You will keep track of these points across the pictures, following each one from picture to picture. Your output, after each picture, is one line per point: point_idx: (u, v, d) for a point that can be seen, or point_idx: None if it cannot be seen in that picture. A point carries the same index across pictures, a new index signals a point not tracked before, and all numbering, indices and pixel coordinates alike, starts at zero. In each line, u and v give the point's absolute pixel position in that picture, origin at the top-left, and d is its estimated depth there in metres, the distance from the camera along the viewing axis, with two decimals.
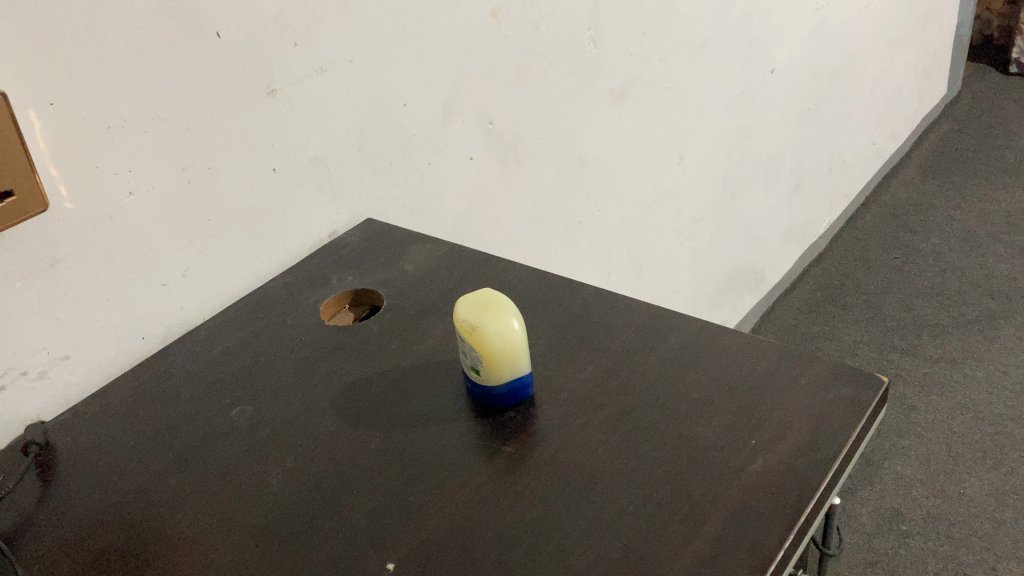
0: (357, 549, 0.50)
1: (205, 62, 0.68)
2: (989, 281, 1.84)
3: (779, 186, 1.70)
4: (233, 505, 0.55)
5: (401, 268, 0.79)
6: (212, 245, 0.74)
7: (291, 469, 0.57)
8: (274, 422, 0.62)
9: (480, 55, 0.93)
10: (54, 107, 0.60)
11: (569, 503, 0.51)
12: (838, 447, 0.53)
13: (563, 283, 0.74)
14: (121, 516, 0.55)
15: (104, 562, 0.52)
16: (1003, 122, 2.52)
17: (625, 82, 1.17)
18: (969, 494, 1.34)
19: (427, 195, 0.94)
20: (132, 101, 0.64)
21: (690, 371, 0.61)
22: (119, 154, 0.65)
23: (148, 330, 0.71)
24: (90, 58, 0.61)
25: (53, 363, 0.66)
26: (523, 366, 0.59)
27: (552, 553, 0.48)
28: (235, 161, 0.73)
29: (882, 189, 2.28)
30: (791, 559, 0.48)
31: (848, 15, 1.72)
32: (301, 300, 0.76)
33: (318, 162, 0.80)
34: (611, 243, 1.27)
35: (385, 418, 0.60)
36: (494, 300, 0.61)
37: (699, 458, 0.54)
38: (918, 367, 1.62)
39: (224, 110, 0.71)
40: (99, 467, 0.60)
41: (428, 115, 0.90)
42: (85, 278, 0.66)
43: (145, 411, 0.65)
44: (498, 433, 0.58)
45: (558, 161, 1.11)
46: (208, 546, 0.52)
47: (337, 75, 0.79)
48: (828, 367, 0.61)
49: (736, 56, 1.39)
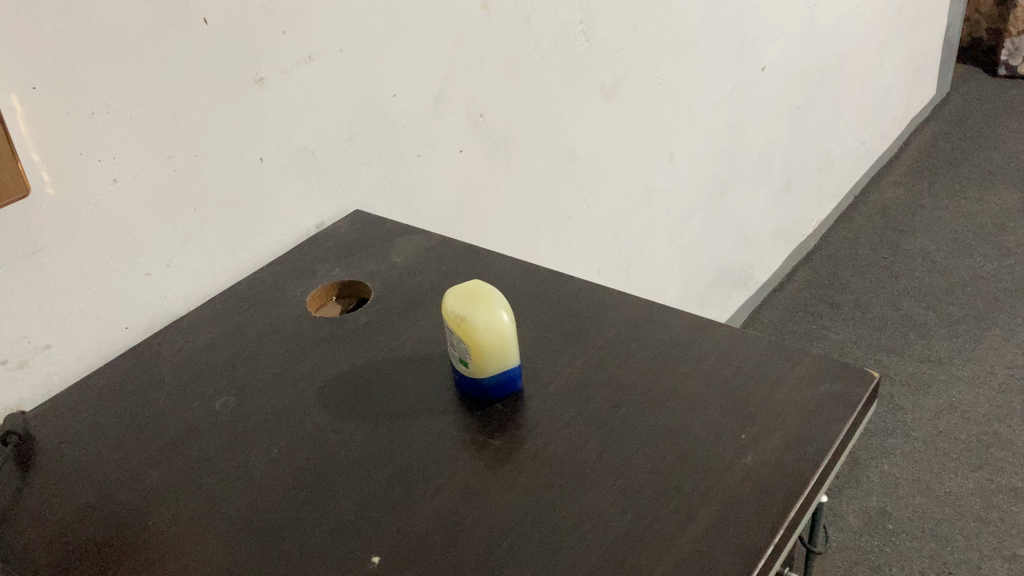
0: (342, 542, 0.49)
1: (194, 50, 0.67)
2: (976, 281, 1.85)
3: (769, 185, 1.71)
4: (217, 497, 0.54)
5: (390, 260, 0.78)
6: (197, 235, 0.73)
7: (275, 462, 0.56)
8: (259, 413, 0.61)
9: (471, 47, 0.92)
10: (37, 92, 0.59)
11: (557, 497, 0.51)
12: (828, 443, 0.53)
13: (552, 276, 0.74)
14: (102, 508, 0.54)
15: (84, 554, 0.51)
16: (991, 124, 2.53)
17: (616, 77, 1.17)
18: (955, 493, 1.34)
19: (416, 186, 0.93)
20: (118, 87, 0.63)
21: (680, 365, 0.61)
22: (105, 141, 0.64)
23: (131, 320, 0.70)
24: (75, 42, 0.60)
25: (33, 353, 0.65)
26: (512, 358, 0.59)
27: (540, 548, 0.47)
28: (221, 150, 0.72)
29: (871, 189, 2.29)
30: (780, 555, 0.48)
31: (840, 14, 1.73)
32: (287, 291, 0.75)
33: (306, 152, 0.79)
34: (600, 239, 1.27)
35: (371, 410, 0.60)
36: (483, 291, 0.60)
37: (689, 452, 0.53)
38: (905, 366, 1.63)
39: (213, 98, 0.70)
40: (79, 458, 0.59)
41: (418, 106, 0.89)
42: (68, 267, 0.65)
43: (129, 401, 0.64)
44: (485, 425, 0.57)
45: (548, 155, 1.10)
46: (190, 539, 0.51)
47: (326, 64, 0.78)
48: (817, 363, 0.60)
49: (727, 53, 1.38)
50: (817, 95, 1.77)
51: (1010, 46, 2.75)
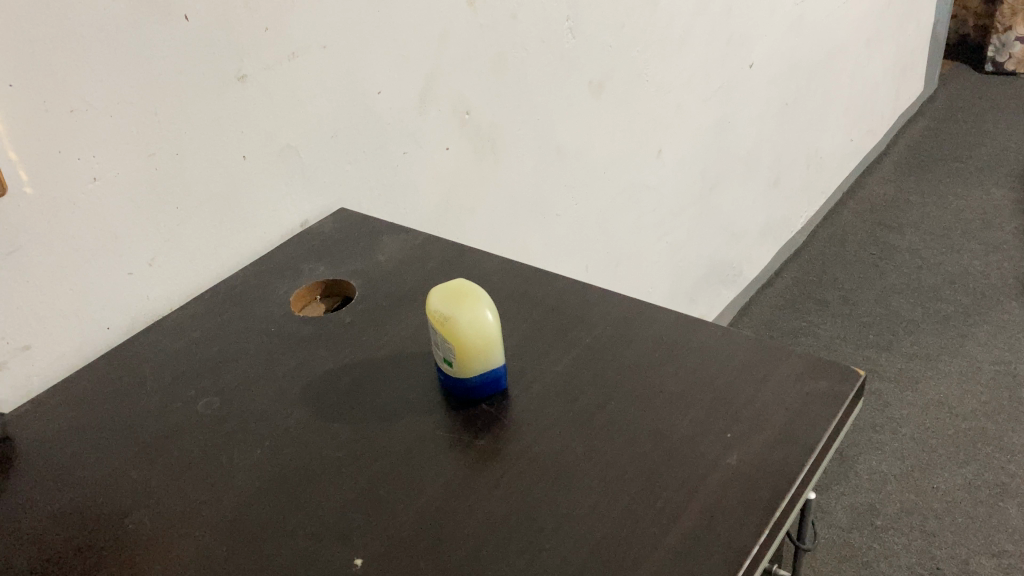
0: (324, 543, 0.49)
1: (174, 46, 0.66)
2: (964, 277, 1.86)
3: (757, 181, 1.71)
4: (200, 498, 0.53)
5: (374, 258, 0.78)
6: (179, 234, 0.72)
7: (259, 462, 0.55)
8: (242, 414, 0.60)
9: (456, 44, 0.92)
10: (13, 89, 0.58)
11: (541, 496, 0.50)
12: (815, 440, 0.53)
13: (538, 274, 0.73)
14: (81, 511, 0.54)
15: (62, 557, 0.50)
16: (979, 120, 2.54)
17: (604, 74, 1.16)
18: (943, 488, 1.34)
19: (402, 184, 0.92)
20: (98, 84, 0.63)
21: (666, 363, 0.61)
22: (83, 139, 0.63)
23: (113, 320, 0.70)
24: (52, 39, 0.59)
25: (13, 353, 0.64)
26: (497, 357, 0.58)
27: (524, 549, 0.47)
28: (204, 147, 0.71)
29: (859, 185, 2.29)
30: (766, 553, 0.47)
31: (827, 11, 1.73)
32: (272, 290, 0.74)
33: (289, 149, 0.79)
34: (588, 237, 1.27)
35: (355, 410, 0.59)
36: (467, 289, 0.60)
37: (674, 451, 0.53)
38: (893, 362, 1.63)
39: (195, 96, 0.69)
40: (59, 460, 0.58)
41: (403, 103, 0.88)
42: (47, 266, 0.64)
43: (109, 402, 0.63)
44: (470, 425, 0.56)
45: (536, 153, 1.10)
46: (173, 542, 0.50)
47: (309, 61, 0.77)
48: (804, 361, 0.60)
49: (715, 49, 1.38)
50: (805, 92, 1.77)
51: (998, 43, 2.77)
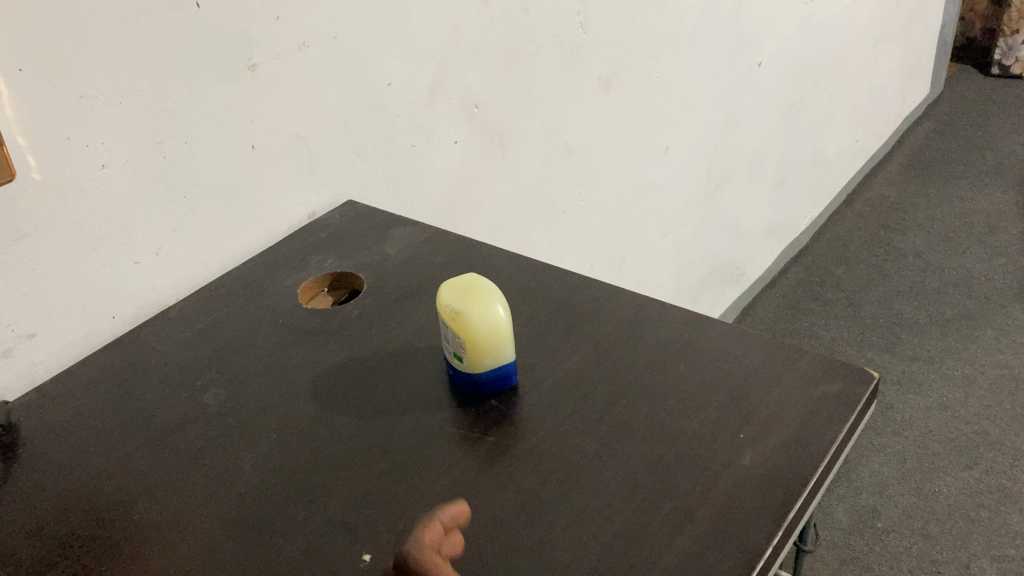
0: (331, 539, 0.48)
1: (184, 33, 0.66)
2: (968, 280, 1.85)
3: (763, 180, 1.70)
4: (206, 491, 0.53)
5: (382, 252, 0.77)
6: (187, 223, 0.72)
7: (266, 455, 0.55)
8: (248, 406, 0.60)
9: (467, 37, 0.91)
10: (23, 74, 0.58)
11: (552, 495, 0.50)
12: (828, 443, 0.52)
13: (547, 270, 0.73)
14: (86, 503, 0.53)
15: (66, 548, 0.50)
16: (985, 123, 2.54)
17: (613, 70, 1.16)
18: (945, 492, 1.34)
19: (410, 177, 0.92)
20: (108, 71, 0.62)
21: (677, 362, 0.60)
22: (92, 126, 0.63)
23: (119, 309, 0.69)
24: (63, 24, 0.58)
25: (18, 341, 0.63)
26: (507, 353, 0.58)
27: (534, 547, 0.46)
28: (213, 136, 0.71)
29: (864, 186, 2.29)
30: (778, 555, 0.47)
31: (837, 10, 1.72)
32: (279, 282, 0.74)
33: (298, 140, 0.78)
34: (594, 234, 1.26)
35: (363, 404, 0.59)
36: (478, 284, 0.59)
37: (686, 450, 0.52)
38: (895, 364, 1.63)
39: (204, 84, 0.68)
40: (64, 449, 0.58)
41: (412, 95, 0.87)
42: (53, 254, 0.63)
43: (115, 392, 0.63)
44: (478, 422, 0.56)
45: (544, 149, 1.09)
46: (179, 535, 0.50)
47: (319, 51, 0.76)
48: (817, 362, 0.59)
49: (725, 46, 1.38)
50: (813, 93, 1.76)
51: (1005, 45, 2.76)
